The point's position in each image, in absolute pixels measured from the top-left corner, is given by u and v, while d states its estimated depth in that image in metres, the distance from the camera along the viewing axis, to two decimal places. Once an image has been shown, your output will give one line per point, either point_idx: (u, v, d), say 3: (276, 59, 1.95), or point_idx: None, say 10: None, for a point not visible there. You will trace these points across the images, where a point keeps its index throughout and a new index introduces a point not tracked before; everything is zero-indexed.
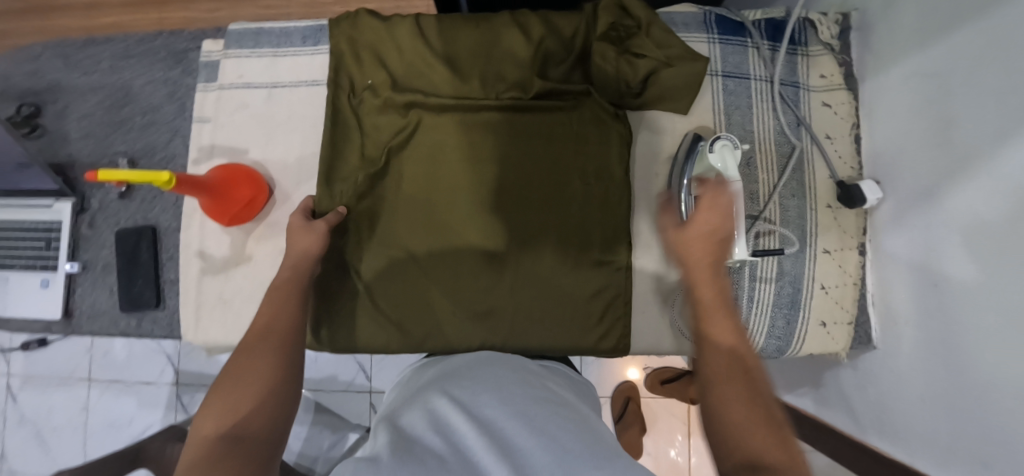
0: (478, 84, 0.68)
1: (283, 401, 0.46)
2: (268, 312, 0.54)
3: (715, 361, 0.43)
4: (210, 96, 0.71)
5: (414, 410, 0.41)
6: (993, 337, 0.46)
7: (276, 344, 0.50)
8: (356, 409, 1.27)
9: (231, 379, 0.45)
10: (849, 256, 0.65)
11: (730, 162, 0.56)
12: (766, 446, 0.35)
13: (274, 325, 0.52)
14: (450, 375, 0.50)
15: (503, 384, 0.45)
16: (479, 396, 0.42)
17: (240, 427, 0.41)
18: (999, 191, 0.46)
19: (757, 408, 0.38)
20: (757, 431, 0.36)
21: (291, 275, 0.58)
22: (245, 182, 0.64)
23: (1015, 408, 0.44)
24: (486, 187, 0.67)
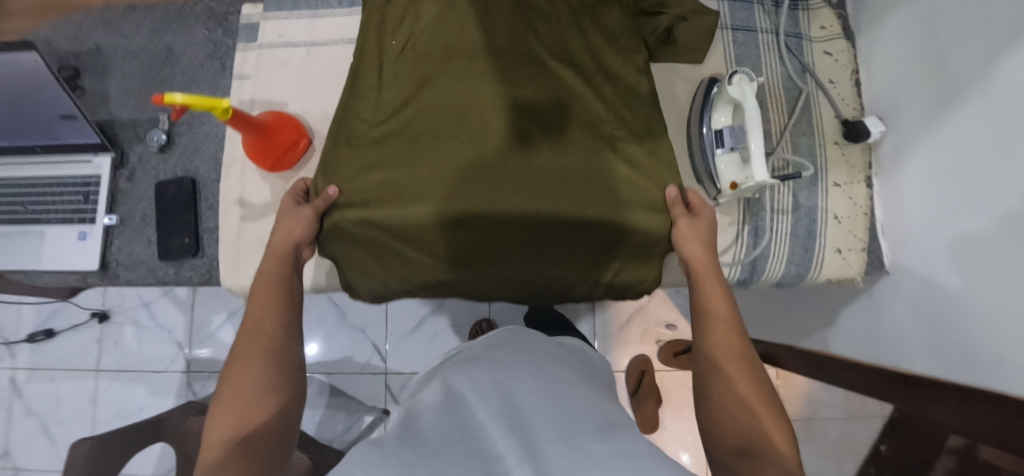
0: (509, 31, 0.67)
1: (285, 399, 0.50)
2: (257, 307, 0.54)
3: (719, 345, 0.54)
4: (251, 55, 0.74)
5: (435, 392, 0.52)
6: (994, 235, 0.51)
7: (269, 345, 0.52)
8: (372, 391, 1.28)
9: (233, 386, 0.49)
10: (857, 188, 0.70)
11: (749, 92, 0.60)
12: (762, 422, 0.47)
13: (263, 323, 0.53)
14: (467, 358, 0.60)
15: (501, 371, 0.52)
16: (479, 382, 0.50)
17: (250, 431, 0.47)
18: (996, 104, 0.51)
19: (755, 386, 0.50)
20: (757, 407, 0.48)
21: (279, 268, 0.58)
22: (287, 127, 0.67)
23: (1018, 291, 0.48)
24: (507, 137, 0.64)
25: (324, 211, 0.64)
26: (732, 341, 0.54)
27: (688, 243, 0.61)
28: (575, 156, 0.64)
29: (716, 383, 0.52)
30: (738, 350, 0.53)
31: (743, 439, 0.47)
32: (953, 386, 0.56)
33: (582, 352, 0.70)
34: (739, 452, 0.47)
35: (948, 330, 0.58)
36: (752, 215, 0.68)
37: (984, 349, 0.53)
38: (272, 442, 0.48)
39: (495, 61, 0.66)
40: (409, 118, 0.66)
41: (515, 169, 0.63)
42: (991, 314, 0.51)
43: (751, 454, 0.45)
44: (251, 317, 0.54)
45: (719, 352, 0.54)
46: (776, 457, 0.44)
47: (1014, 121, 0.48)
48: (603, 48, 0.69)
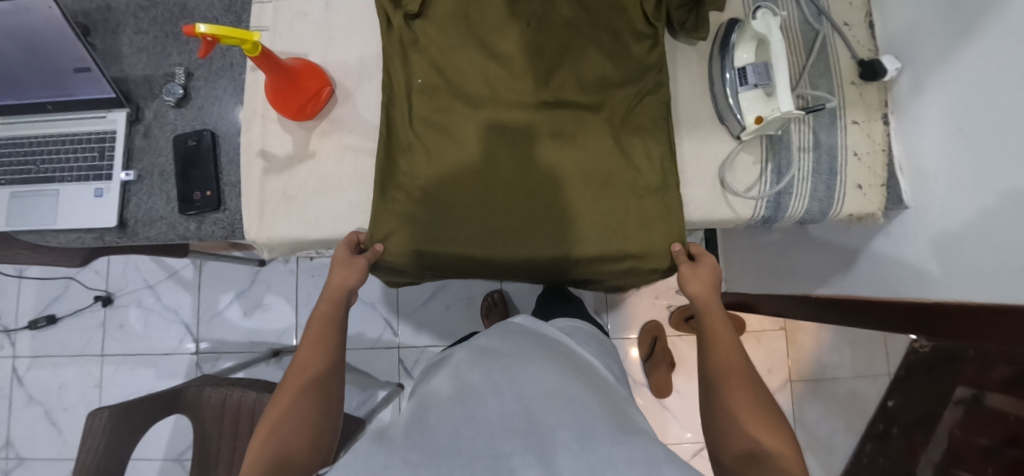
0: (532, 77, 0.70)
1: (319, 438, 0.52)
2: (313, 345, 0.58)
3: (726, 364, 0.55)
4: (268, 7, 0.74)
5: (447, 389, 0.56)
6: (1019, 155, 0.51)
7: (318, 384, 0.55)
8: (385, 366, 1.28)
9: (278, 414, 0.52)
10: (875, 126, 0.71)
11: (773, 25, 0.62)
12: (767, 437, 0.48)
13: (314, 362, 0.56)
14: (476, 356, 0.62)
15: (512, 370, 0.56)
16: (488, 385, 0.54)
17: (284, 458, 0.48)
18: (1013, 28, 0.51)
19: (758, 404, 0.50)
20: (760, 422, 0.49)
21: (330, 311, 0.61)
22: (310, 74, 0.67)
23: None
24: (531, 181, 0.69)
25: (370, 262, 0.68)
26: (739, 365, 0.55)
27: (690, 282, 0.64)
28: (600, 200, 0.69)
29: (724, 399, 0.52)
30: (744, 373, 0.54)
31: (749, 452, 0.47)
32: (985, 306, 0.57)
33: (593, 341, 0.79)
34: (747, 459, 0.47)
35: (967, 251, 0.60)
36: (775, 154, 0.70)
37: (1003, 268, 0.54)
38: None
39: (520, 110, 0.70)
40: (445, 168, 0.68)
41: (540, 209, 0.68)
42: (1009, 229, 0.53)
43: (762, 462, 0.46)
44: (304, 355, 0.57)
45: (728, 372, 0.54)
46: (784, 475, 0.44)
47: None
48: (621, 59, 0.71)
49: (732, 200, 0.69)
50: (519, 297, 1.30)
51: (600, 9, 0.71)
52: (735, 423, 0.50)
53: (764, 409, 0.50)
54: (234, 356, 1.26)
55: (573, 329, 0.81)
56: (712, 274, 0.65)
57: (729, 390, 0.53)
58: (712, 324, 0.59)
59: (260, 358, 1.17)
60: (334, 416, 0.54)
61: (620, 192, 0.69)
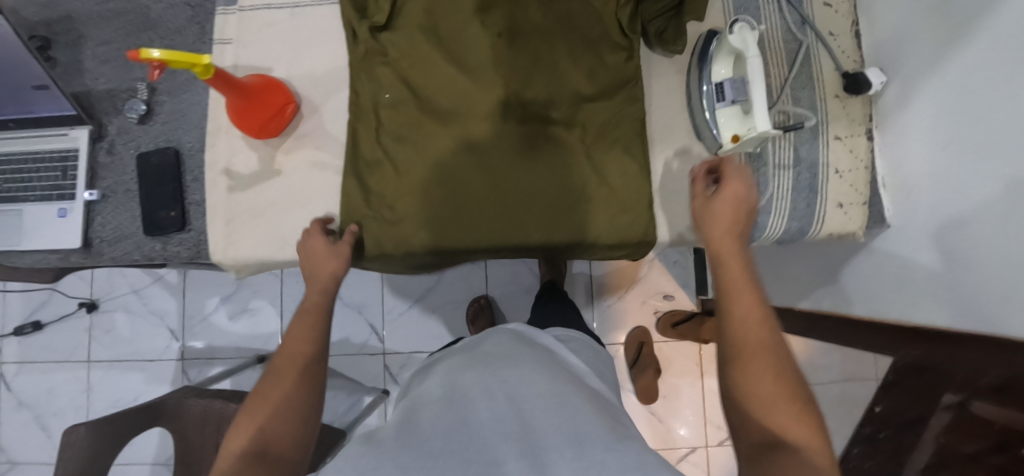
0: (503, 91, 0.67)
1: (307, 430, 0.48)
2: (302, 332, 0.55)
3: (746, 333, 0.45)
4: (231, 18, 0.71)
5: (438, 395, 0.52)
6: (1006, 177, 0.49)
7: (307, 372, 0.52)
8: (371, 371, 1.27)
9: (264, 402, 0.48)
10: (858, 142, 0.69)
11: (750, 40, 0.59)
12: (790, 425, 0.40)
13: (304, 349, 0.53)
14: (470, 361, 0.58)
15: (505, 374, 0.53)
16: (481, 388, 0.50)
17: (268, 447, 0.45)
18: (1004, 39, 0.49)
19: (780, 383, 0.42)
20: (781, 406, 0.41)
21: (319, 300, 0.58)
22: (273, 90, 0.65)
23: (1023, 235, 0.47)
24: (502, 196, 0.67)
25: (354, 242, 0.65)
26: (758, 333, 0.45)
27: (705, 224, 0.53)
28: (573, 218, 0.67)
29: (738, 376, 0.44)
30: (763, 339, 0.45)
31: (766, 439, 0.41)
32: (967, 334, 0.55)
33: (591, 353, 0.72)
34: (764, 449, 0.40)
35: (949, 273, 0.58)
36: (754, 171, 0.68)
37: (982, 297, 0.53)
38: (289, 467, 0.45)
39: (491, 125, 0.67)
40: (414, 184, 0.67)
41: (511, 225, 0.67)
42: (993, 255, 0.51)
43: (779, 455, 0.39)
44: (292, 342, 0.54)
45: (747, 342, 0.45)
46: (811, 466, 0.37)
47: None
48: (595, 72, 0.68)
49: None
50: (505, 302, 1.29)
51: (574, 19, 0.68)
52: (753, 404, 0.42)
53: (789, 388, 0.42)
54: (220, 362, 1.26)
55: (566, 338, 0.74)
56: (736, 206, 0.53)
57: (745, 372, 0.44)
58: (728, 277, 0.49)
59: (244, 365, 1.16)
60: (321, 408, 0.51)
61: (594, 210, 0.67)
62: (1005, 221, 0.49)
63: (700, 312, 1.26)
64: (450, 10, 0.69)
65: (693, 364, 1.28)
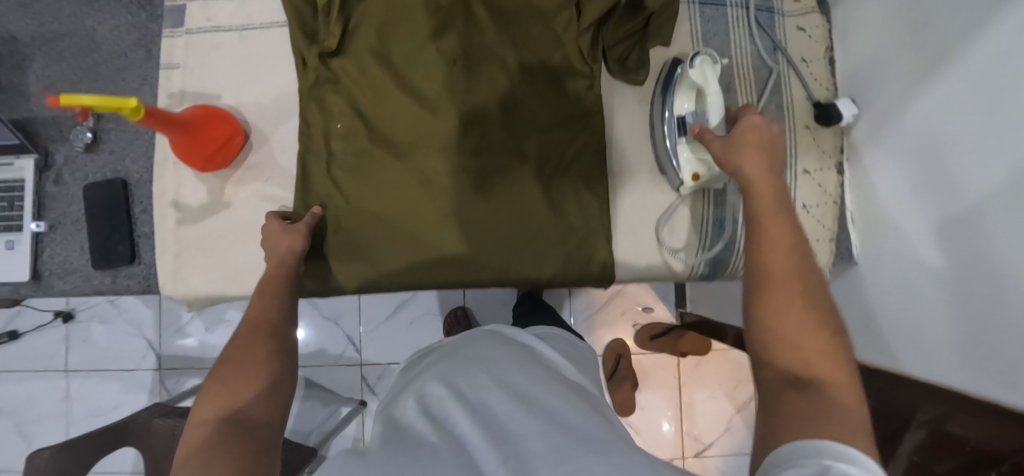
0: (456, 122, 0.65)
1: (278, 391, 0.50)
2: (262, 304, 0.57)
3: (776, 260, 0.45)
4: (178, 41, 0.69)
5: (415, 403, 0.49)
6: (973, 227, 0.47)
7: (272, 338, 0.54)
8: (348, 382, 1.28)
9: (231, 370, 0.50)
10: (827, 175, 0.67)
11: (710, 75, 0.57)
12: (818, 356, 0.40)
13: (266, 318, 0.55)
14: (452, 362, 0.56)
15: (486, 371, 0.51)
16: (466, 386, 0.49)
17: (239, 412, 0.46)
18: (979, 75, 0.47)
19: (808, 319, 0.42)
20: (812, 335, 0.41)
21: (276, 273, 0.59)
22: (219, 122, 0.63)
23: (987, 294, 0.45)
24: (454, 229, 0.65)
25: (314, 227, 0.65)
26: (787, 263, 0.45)
27: (730, 164, 0.52)
28: (528, 254, 0.65)
29: (762, 307, 0.44)
30: (793, 271, 0.44)
31: (790, 373, 0.40)
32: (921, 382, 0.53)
33: (571, 349, 0.67)
34: (789, 382, 0.39)
35: (910, 317, 0.56)
36: (717, 206, 0.66)
37: (943, 348, 0.51)
38: (264, 427, 0.46)
39: (444, 156, 0.65)
40: (368, 215, 0.66)
41: (463, 259, 0.65)
42: (958, 306, 0.49)
43: (808, 386, 0.38)
44: (254, 313, 0.56)
45: (776, 272, 0.45)
46: (835, 402, 0.36)
47: (1002, 84, 0.43)
48: (553, 103, 0.66)
49: (665, 253, 0.66)
50: (482, 313, 1.28)
51: (533, 46, 0.66)
52: (781, 334, 0.42)
53: (818, 321, 0.41)
54: (197, 372, 1.26)
55: (546, 336, 0.69)
56: (760, 144, 0.52)
57: (770, 303, 0.43)
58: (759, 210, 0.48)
59: None
60: (290, 373, 0.53)
61: (548, 246, 0.65)
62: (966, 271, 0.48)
63: (678, 326, 1.25)
64: (403, 36, 0.66)
65: (671, 376, 1.27)
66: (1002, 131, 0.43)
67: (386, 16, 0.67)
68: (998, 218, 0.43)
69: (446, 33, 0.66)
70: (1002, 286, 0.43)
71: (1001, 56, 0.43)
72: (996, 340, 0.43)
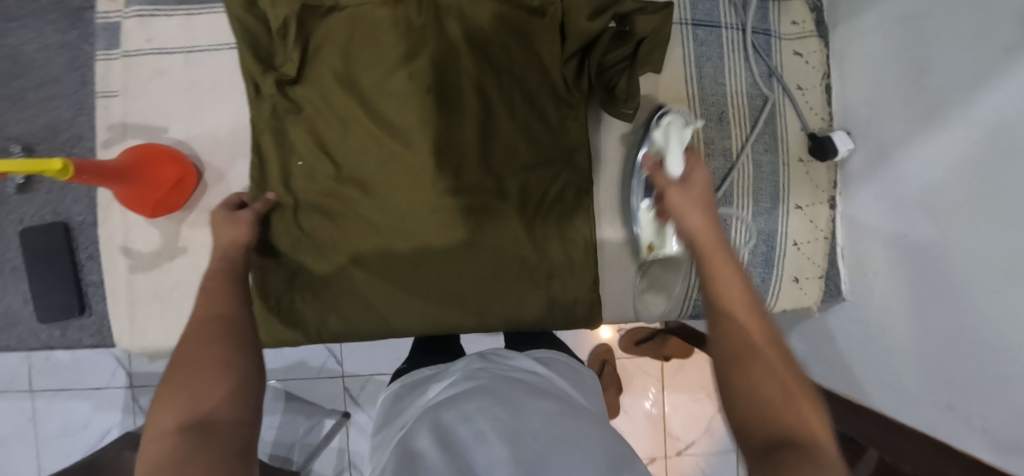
0: (430, 156, 0.60)
1: (251, 387, 0.42)
2: (213, 302, 0.48)
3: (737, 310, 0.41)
4: (115, 65, 0.61)
5: (423, 420, 0.45)
6: (979, 291, 0.46)
7: (230, 331, 0.45)
8: (330, 393, 1.22)
9: (187, 370, 0.40)
10: (819, 210, 0.65)
11: (674, 138, 0.57)
12: (803, 421, 0.33)
13: (218, 314, 0.46)
14: (457, 385, 0.52)
15: (496, 392, 0.47)
16: (478, 401, 0.45)
17: (207, 413, 0.37)
18: (977, 132, 0.45)
19: (787, 375, 0.36)
20: (786, 399, 0.34)
21: (220, 265, 0.53)
22: (167, 162, 0.57)
23: (998, 367, 0.44)
24: (434, 272, 0.62)
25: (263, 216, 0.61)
26: (745, 316, 0.40)
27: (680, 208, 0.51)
28: (512, 295, 0.62)
29: (734, 373, 0.37)
30: (757, 327, 0.39)
31: (775, 436, 0.32)
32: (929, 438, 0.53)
33: (572, 373, 0.60)
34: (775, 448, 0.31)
35: (903, 372, 0.57)
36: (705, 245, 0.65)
37: (948, 408, 0.51)
38: (239, 428, 0.38)
39: (421, 194, 0.60)
40: (339, 257, 0.62)
41: (444, 304, 0.62)
42: (959, 366, 0.49)
43: (799, 447, 0.31)
44: (202, 311, 0.47)
45: (738, 324, 0.40)
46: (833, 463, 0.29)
47: (1011, 145, 0.41)
48: (537, 138, 0.62)
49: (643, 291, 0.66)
50: None
51: (513, 72, 0.61)
52: (758, 392, 0.35)
53: (796, 380, 0.36)
54: None
55: (548, 360, 0.61)
56: (704, 188, 0.52)
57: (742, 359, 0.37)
58: (703, 247, 0.46)
59: None
60: (259, 364, 0.44)
61: (530, 288, 0.62)
62: (969, 343, 0.47)
63: (664, 330, 1.25)
64: (369, 60, 0.60)
65: (655, 379, 1.28)
66: (1009, 192, 0.42)
67: (351, 39, 0.60)
68: (1009, 294, 0.42)
69: (417, 58, 0.60)
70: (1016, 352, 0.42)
71: (1011, 114, 0.41)
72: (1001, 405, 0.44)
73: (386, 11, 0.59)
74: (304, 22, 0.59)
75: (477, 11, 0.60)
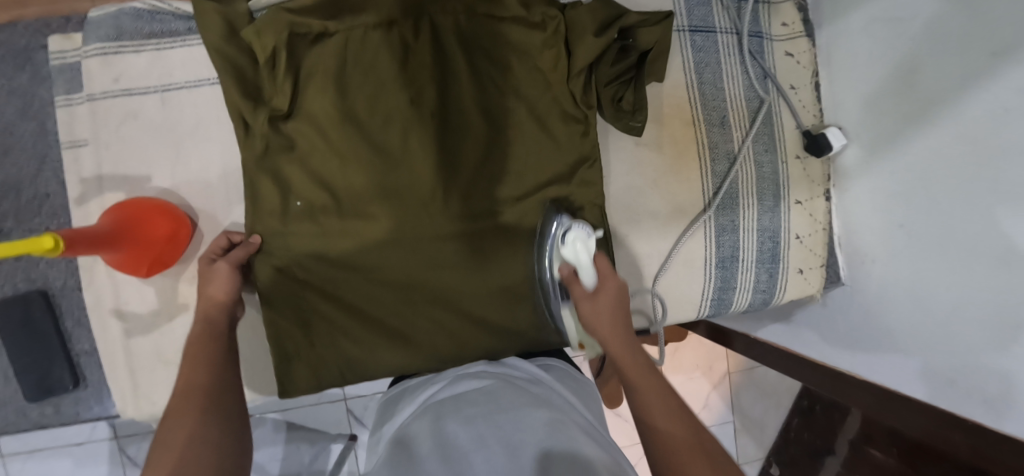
0: (435, 179, 0.58)
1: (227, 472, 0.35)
2: (194, 366, 0.43)
3: (669, 428, 0.37)
4: (79, 110, 0.56)
5: (425, 418, 0.41)
6: (969, 278, 0.49)
7: (214, 407, 0.39)
8: (332, 418, 1.07)
9: (164, 449, 0.35)
10: (816, 203, 0.68)
11: (583, 252, 0.52)
12: None
13: (200, 382, 0.41)
14: (454, 388, 0.46)
15: (499, 398, 0.41)
16: (481, 405, 0.40)
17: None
18: (973, 127, 0.47)
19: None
20: None
21: (204, 328, 0.47)
22: (159, 217, 0.53)
23: (984, 346, 0.48)
24: (445, 297, 0.60)
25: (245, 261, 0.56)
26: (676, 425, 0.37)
27: (598, 326, 0.48)
28: (529, 312, 0.62)
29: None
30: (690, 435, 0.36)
31: None
32: (932, 409, 0.58)
33: (572, 380, 0.53)
34: None
35: (903, 354, 0.61)
36: (720, 248, 0.65)
37: (947, 382, 0.55)
38: None
39: (429, 217, 0.59)
40: (354, 292, 0.59)
41: (456, 329, 0.60)
42: (950, 345, 0.53)
43: None
44: (182, 383, 0.41)
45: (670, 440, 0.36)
46: None
47: (1002, 144, 0.44)
48: (541, 153, 0.61)
49: (659, 301, 0.66)
50: None
51: (515, 89, 0.60)
52: None
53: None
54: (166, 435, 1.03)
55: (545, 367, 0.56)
56: (619, 304, 0.50)
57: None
58: (629, 364, 0.45)
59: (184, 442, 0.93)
60: (240, 444, 0.38)
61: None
62: (967, 329, 0.51)
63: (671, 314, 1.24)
64: (365, 87, 0.57)
65: None
66: (1000, 187, 0.44)
67: (345, 65, 0.56)
68: (1005, 281, 0.45)
69: (418, 82, 0.57)
70: (1002, 332, 0.46)
71: (997, 114, 0.44)
72: (984, 376, 0.49)
73: (379, 34, 0.56)
74: (294, 52, 0.55)
75: (475, 29, 0.59)
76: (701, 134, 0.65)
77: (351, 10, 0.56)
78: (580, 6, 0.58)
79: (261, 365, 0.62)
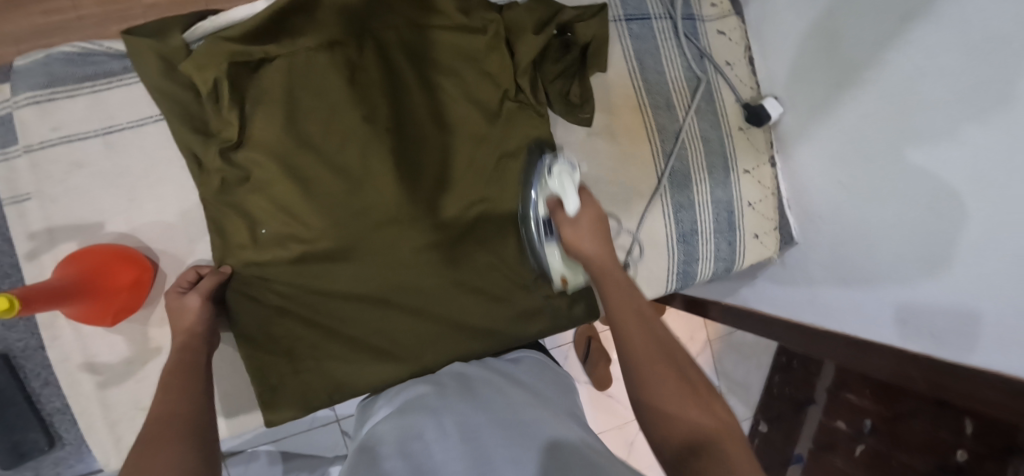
0: (397, 192, 0.59)
1: None
2: (169, 399, 0.42)
3: (640, 340, 0.43)
4: (18, 164, 0.54)
5: (390, 420, 0.43)
6: (910, 222, 0.54)
7: (189, 436, 0.39)
8: (327, 444, 1.00)
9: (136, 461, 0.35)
10: (763, 171, 0.72)
11: (568, 184, 0.53)
12: (697, 415, 0.36)
13: (179, 414, 0.41)
14: (431, 391, 0.48)
15: (475, 403, 0.43)
16: (456, 409, 0.42)
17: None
18: (897, 86, 0.51)
19: (687, 383, 0.39)
20: (689, 401, 0.37)
21: (186, 360, 0.47)
22: (119, 264, 0.52)
23: (937, 291, 0.53)
24: (421, 305, 0.61)
25: (217, 290, 0.56)
26: (644, 335, 0.43)
27: (580, 245, 0.53)
28: (501, 309, 0.63)
29: (635, 379, 0.41)
30: (659, 346, 0.42)
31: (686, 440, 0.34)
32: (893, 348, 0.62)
33: (544, 370, 0.55)
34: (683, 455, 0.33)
35: (859, 301, 0.65)
36: (680, 224, 0.68)
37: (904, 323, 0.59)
38: None
39: (395, 229, 0.60)
40: (332, 311, 0.59)
41: (433, 336, 0.61)
42: (903, 287, 0.57)
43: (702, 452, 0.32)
44: (159, 413, 0.41)
45: (638, 351, 0.42)
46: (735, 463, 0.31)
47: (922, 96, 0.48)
48: (496, 153, 0.62)
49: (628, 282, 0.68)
50: None
51: (465, 94, 0.61)
52: (659, 405, 0.38)
53: (689, 385, 0.38)
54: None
55: (518, 358, 0.58)
56: (597, 225, 0.53)
57: (643, 377, 0.40)
58: (609, 283, 0.50)
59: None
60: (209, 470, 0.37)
61: (527, 302, 0.64)
62: (914, 273, 0.55)
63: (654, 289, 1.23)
64: (314, 109, 0.57)
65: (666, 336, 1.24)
66: (927, 133, 0.49)
67: (291, 89, 0.56)
68: (949, 220, 0.49)
69: (369, 99, 0.58)
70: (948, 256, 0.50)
71: (913, 72, 0.49)
72: (932, 309, 0.54)
73: (324, 56, 0.56)
74: (236, 82, 0.54)
75: (421, 41, 0.60)
76: (648, 118, 0.67)
77: (292, 35, 0.56)
78: (517, 6, 0.60)
79: (244, 399, 0.61)
